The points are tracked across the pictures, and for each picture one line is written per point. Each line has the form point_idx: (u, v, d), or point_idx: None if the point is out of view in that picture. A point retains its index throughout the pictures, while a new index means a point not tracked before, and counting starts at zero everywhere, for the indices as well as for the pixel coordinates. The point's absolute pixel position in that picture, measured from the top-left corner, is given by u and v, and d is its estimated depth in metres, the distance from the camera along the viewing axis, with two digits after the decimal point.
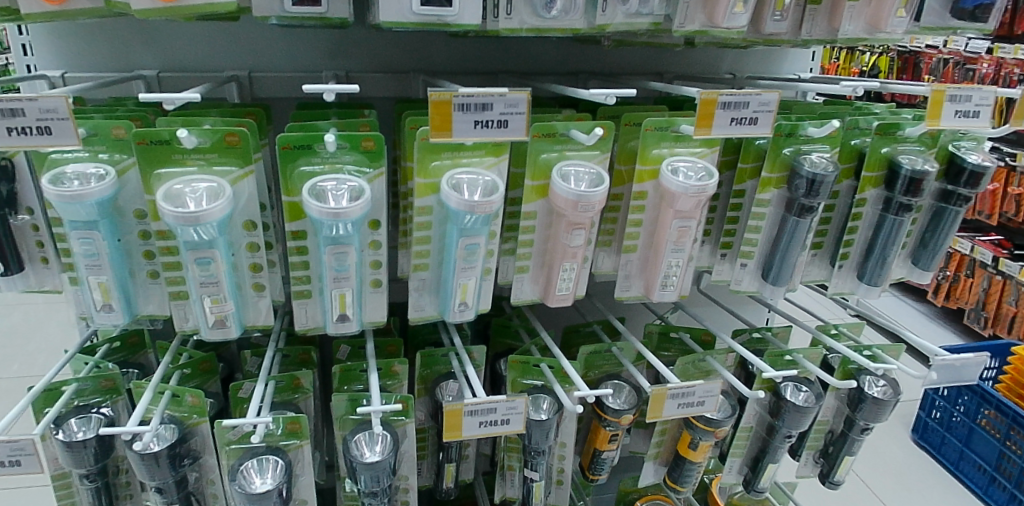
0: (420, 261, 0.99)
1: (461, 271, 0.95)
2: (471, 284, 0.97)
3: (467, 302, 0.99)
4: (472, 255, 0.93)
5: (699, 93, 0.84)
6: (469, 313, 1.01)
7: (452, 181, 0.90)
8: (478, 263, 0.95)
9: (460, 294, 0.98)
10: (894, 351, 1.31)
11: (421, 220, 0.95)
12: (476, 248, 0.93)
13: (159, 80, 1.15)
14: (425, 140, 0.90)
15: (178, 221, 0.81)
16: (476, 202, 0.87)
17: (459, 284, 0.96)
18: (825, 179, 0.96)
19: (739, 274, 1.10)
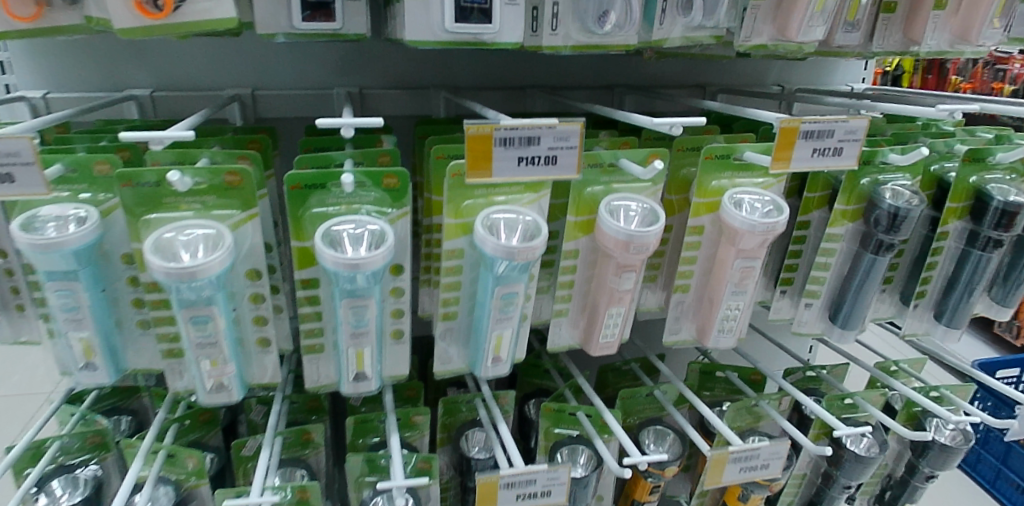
0: (448, 309, 0.87)
1: (496, 322, 0.83)
2: (505, 335, 0.85)
3: (501, 356, 0.87)
4: (508, 305, 0.81)
5: (779, 121, 0.72)
6: (503, 367, 0.89)
7: (486, 222, 0.77)
8: (514, 314, 0.83)
9: (494, 347, 0.86)
10: (963, 393, 1.18)
11: (450, 265, 0.83)
12: (513, 298, 0.81)
13: (153, 100, 1.03)
14: (457, 175, 0.78)
15: (170, 278, 0.69)
16: (516, 248, 0.74)
17: (493, 336, 0.84)
18: (910, 213, 0.84)
19: (802, 314, 0.98)
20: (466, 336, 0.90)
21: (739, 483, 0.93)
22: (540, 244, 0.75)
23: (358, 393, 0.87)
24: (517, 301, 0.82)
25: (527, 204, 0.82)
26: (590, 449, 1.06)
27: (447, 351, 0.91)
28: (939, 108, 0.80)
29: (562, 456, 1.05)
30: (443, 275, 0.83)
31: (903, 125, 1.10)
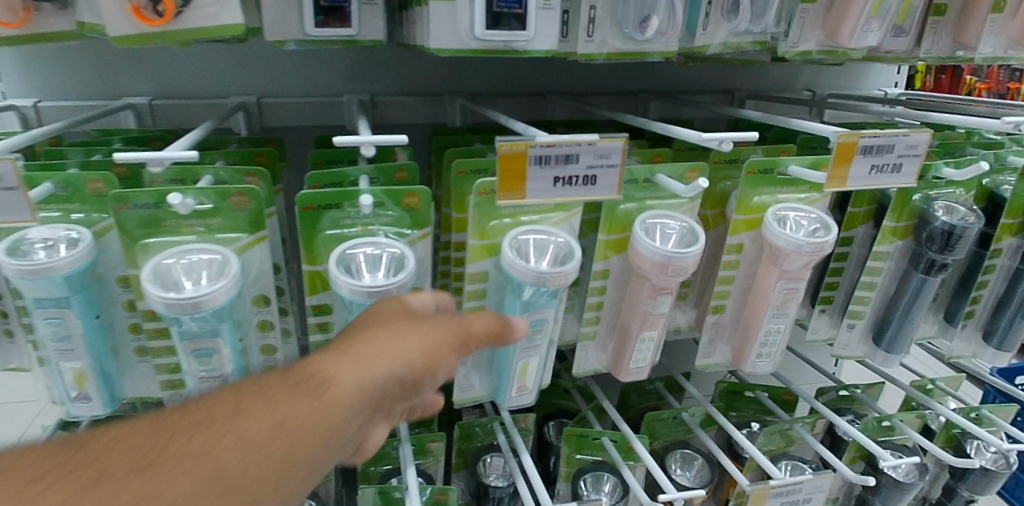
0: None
1: (523, 351, 0.76)
2: (532, 364, 0.78)
3: (526, 385, 0.81)
4: (537, 332, 0.75)
5: (837, 135, 0.71)
6: (528, 396, 0.83)
7: (515, 243, 0.70)
8: (543, 342, 0.77)
9: (520, 376, 0.79)
10: (1005, 414, 1.12)
11: (473, 290, 0.76)
12: (542, 325, 0.74)
13: (152, 109, 0.96)
14: (483, 193, 0.71)
15: (171, 309, 0.62)
16: (550, 273, 0.67)
17: (519, 365, 0.78)
18: (967, 232, 0.78)
19: (845, 336, 0.91)
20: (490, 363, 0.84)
21: None
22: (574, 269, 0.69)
23: None
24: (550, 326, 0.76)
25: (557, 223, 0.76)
26: (615, 477, 0.96)
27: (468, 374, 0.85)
28: (1006, 120, 0.75)
29: (586, 485, 0.95)
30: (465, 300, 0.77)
31: (947, 134, 1.03)
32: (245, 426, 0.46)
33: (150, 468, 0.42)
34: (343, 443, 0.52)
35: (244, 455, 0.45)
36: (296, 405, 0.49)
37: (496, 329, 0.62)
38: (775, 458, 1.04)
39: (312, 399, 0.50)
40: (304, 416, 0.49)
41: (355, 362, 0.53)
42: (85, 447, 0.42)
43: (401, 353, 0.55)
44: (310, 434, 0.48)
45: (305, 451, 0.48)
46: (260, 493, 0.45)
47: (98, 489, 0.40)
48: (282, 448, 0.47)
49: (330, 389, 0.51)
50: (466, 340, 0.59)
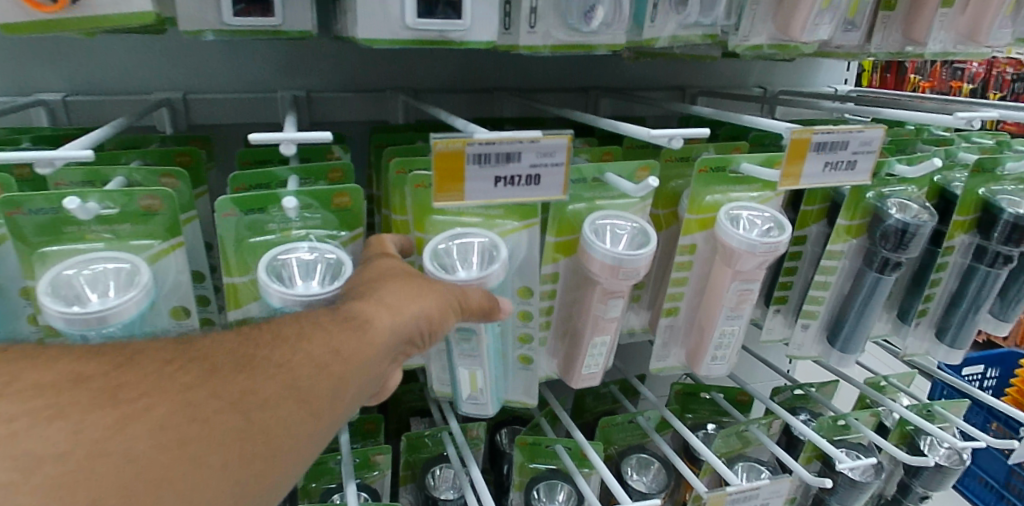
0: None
1: (461, 358, 0.71)
2: (480, 373, 0.72)
3: (479, 394, 0.73)
4: (467, 338, 0.69)
5: (792, 131, 0.69)
6: (484, 410, 0.75)
7: (442, 247, 0.65)
8: (484, 349, 0.70)
9: (469, 385, 0.73)
10: (956, 409, 1.13)
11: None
12: (472, 334, 0.68)
13: (67, 107, 0.89)
14: (420, 187, 0.68)
15: (72, 326, 0.56)
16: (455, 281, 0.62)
17: (463, 373, 0.72)
18: (919, 229, 0.77)
19: (799, 337, 0.90)
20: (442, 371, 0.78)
21: None
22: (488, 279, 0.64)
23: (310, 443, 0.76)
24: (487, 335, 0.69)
25: (516, 231, 0.71)
26: (570, 485, 0.93)
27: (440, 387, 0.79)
28: (959, 115, 0.74)
29: (539, 494, 0.92)
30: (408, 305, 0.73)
31: (897, 131, 1.03)
32: (310, 348, 0.53)
33: (249, 368, 0.50)
34: (382, 375, 0.58)
35: (311, 374, 0.52)
36: (350, 341, 0.54)
37: (486, 303, 0.62)
38: (732, 461, 1.02)
39: (364, 334, 0.56)
40: (357, 349, 0.54)
41: (397, 307, 0.59)
42: (202, 346, 0.51)
43: (431, 302, 0.59)
44: (360, 364, 0.54)
45: (354, 379, 0.54)
46: (323, 403, 0.52)
47: (213, 377, 0.48)
48: (339, 372, 0.53)
49: (377, 328, 0.57)
50: (483, 300, 0.62)
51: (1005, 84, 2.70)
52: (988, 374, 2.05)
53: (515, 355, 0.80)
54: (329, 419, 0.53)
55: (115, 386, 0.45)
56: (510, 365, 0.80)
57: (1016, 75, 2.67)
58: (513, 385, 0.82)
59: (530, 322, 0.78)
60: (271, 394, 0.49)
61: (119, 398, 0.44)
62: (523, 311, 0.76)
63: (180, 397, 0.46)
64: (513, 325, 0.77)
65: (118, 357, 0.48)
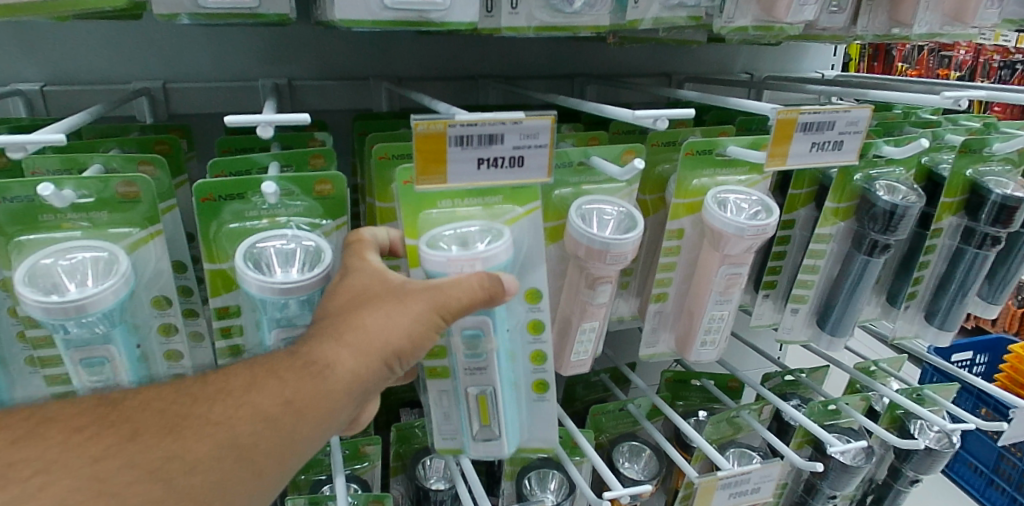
0: (437, 362, 0.66)
1: (466, 377, 0.63)
2: (490, 395, 0.65)
3: (492, 426, 0.66)
4: (474, 348, 0.62)
5: (776, 112, 0.68)
6: (498, 445, 0.68)
7: (443, 235, 0.61)
8: (492, 361, 0.63)
9: (479, 413, 0.65)
10: (946, 393, 1.13)
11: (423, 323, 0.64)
12: (480, 339, 0.61)
13: (45, 96, 0.87)
14: (408, 183, 0.62)
15: (50, 315, 0.54)
16: (451, 257, 0.57)
17: (472, 398, 0.64)
18: (907, 211, 0.77)
19: (789, 321, 0.89)
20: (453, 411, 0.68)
21: None
22: (493, 252, 0.59)
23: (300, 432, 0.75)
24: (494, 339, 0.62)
25: (514, 220, 0.64)
26: (561, 473, 0.92)
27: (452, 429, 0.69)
28: (945, 95, 0.74)
29: (530, 483, 0.91)
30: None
31: (884, 114, 1.03)
32: (257, 400, 0.51)
33: (179, 429, 0.48)
34: (348, 412, 0.55)
35: (255, 429, 0.50)
36: (302, 388, 0.52)
37: (479, 293, 0.55)
38: (723, 447, 1.02)
39: (321, 377, 0.52)
40: (310, 396, 0.52)
41: (359, 339, 0.54)
42: (129, 406, 0.50)
43: (399, 332, 0.55)
44: (315, 411, 0.52)
45: (310, 426, 0.52)
46: (270, 460, 0.50)
47: (133, 444, 0.47)
48: (289, 423, 0.51)
49: (335, 368, 0.53)
50: (466, 308, 0.55)
51: (992, 72, 2.69)
52: (977, 360, 2.06)
53: (529, 380, 0.70)
54: (279, 470, 0.51)
55: (8, 464, 0.45)
56: (522, 391, 0.71)
57: (1003, 63, 2.67)
58: (528, 417, 0.72)
59: (542, 336, 0.68)
60: (207, 454, 0.48)
61: (11, 477, 0.44)
62: (534, 320, 0.67)
63: (88, 472, 0.45)
64: (524, 340, 0.68)
65: (21, 429, 0.48)
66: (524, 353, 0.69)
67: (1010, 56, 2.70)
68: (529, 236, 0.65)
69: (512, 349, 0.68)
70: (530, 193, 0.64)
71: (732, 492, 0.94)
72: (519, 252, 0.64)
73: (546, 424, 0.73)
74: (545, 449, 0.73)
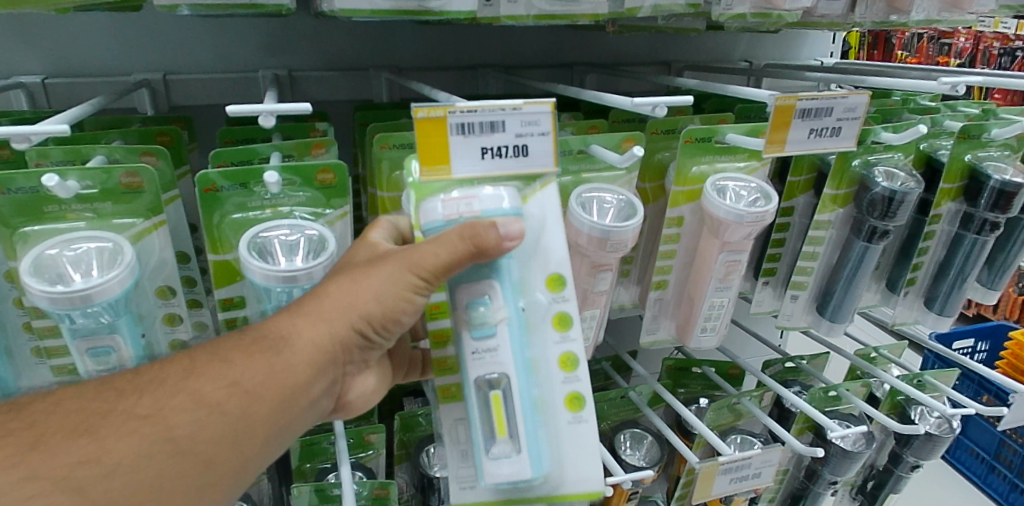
0: (449, 380, 0.60)
1: (473, 364, 0.53)
2: (504, 390, 0.54)
3: (514, 436, 0.54)
4: (483, 321, 0.53)
5: (775, 98, 0.69)
6: (520, 466, 0.54)
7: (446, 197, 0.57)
8: (503, 338, 0.53)
9: (495, 419, 0.54)
10: (946, 378, 1.13)
11: (432, 328, 0.60)
12: (487, 309, 0.53)
13: (46, 89, 0.88)
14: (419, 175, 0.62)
15: (56, 305, 0.54)
16: (444, 200, 0.55)
17: (485, 397, 0.54)
18: (906, 197, 0.77)
19: (789, 308, 0.89)
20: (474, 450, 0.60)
21: (728, 493, 0.97)
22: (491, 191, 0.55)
23: None
24: (505, 309, 0.54)
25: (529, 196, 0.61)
26: None
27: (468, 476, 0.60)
28: (943, 80, 0.74)
29: None
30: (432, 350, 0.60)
31: (883, 101, 1.03)
32: (199, 387, 0.51)
33: (93, 430, 0.48)
34: (309, 391, 0.55)
35: (196, 416, 0.50)
36: (252, 369, 0.53)
37: (458, 247, 0.51)
38: (725, 433, 1.03)
39: (271, 355, 0.53)
40: (258, 376, 0.53)
41: (322, 310, 0.55)
42: (36, 410, 0.50)
43: (365, 299, 0.55)
44: (264, 392, 0.53)
45: (262, 408, 0.53)
46: (217, 447, 0.51)
47: (35, 454, 0.46)
48: (236, 406, 0.52)
49: (287, 345, 0.54)
50: (446, 267, 0.52)
51: (992, 59, 2.66)
52: (978, 348, 2.07)
53: (560, 395, 0.59)
54: (229, 461, 0.52)
55: None
56: (551, 410, 0.59)
57: (1003, 50, 2.66)
58: (565, 443, 0.59)
59: (571, 333, 0.60)
60: (140, 448, 0.48)
61: None
62: (560, 314, 0.60)
63: None
64: (550, 341, 0.59)
65: None
66: (551, 357, 0.59)
67: (1009, 43, 2.68)
68: (541, 214, 0.60)
69: (537, 353, 0.59)
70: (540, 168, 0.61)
71: (733, 479, 0.95)
72: (537, 233, 0.59)
73: (587, 454, 0.60)
74: (593, 493, 0.59)
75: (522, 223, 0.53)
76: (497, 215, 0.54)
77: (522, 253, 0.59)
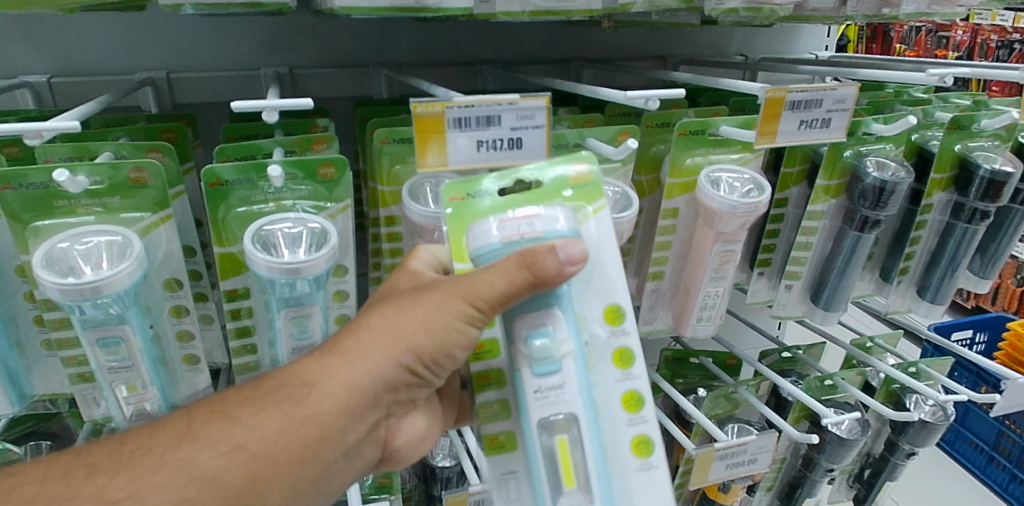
0: (499, 430, 0.58)
1: (536, 404, 0.51)
2: (570, 433, 0.51)
3: (580, 477, 0.52)
4: (547, 356, 0.50)
5: (765, 91, 0.70)
6: None
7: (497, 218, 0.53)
8: (567, 372, 0.51)
9: (561, 465, 0.51)
10: (941, 367, 1.15)
11: (477, 369, 0.58)
12: (551, 342, 0.51)
13: (52, 88, 0.90)
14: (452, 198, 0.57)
15: (68, 296, 0.56)
16: (501, 220, 0.52)
17: (551, 441, 0.51)
18: (896, 187, 0.79)
19: (783, 297, 0.91)
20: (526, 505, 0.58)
21: (725, 479, 0.99)
22: (550, 213, 0.53)
23: None
24: (569, 344, 0.52)
25: (583, 220, 0.57)
26: None
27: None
28: (931, 72, 0.75)
29: None
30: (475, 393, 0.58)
31: (876, 94, 1.05)
32: (195, 455, 0.51)
33: None
34: (325, 449, 0.54)
35: (186, 491, 0.49)
36: (261, 432, 0.52)
37: (511, 277, 0.49)
38: (722, 422, 1.05)
39: (284, 412, 0.53)
40: (264, 439, 0.52)
41: (350, 358, 0.54)
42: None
43: (396, 340, 0.54)
44: (271, 455, 0.52)
45: (270, 473, 0.52)
46: None
47: None
48: (235, 476, 0.51)
49: (306, 397, 0.53)
50: (501, 297, 0.50)
51: (989, 51, 2.65)
52: (977, 339, 2.08)
53: (627, 439, 0.56)
54: None
55: None
56: (618, 454, 0.56)
57: (1001, 42, 2.67)
58: (628, 490, 0.56)
59: (633, 372, 0.57)
60: None
61: None
62: (622, 349, 0.57)
63: None
64: (611, 378, 0.57)
65: None
66: (615, 396, 0.57)
67: (1007, 36, 2.69)
68: (597, 239, 0.57)
69: (600, 395, 0.56)
70: (597, 191, 0.58)
71: (729, 465, 0.97)
72: (597, 262, 0.57)
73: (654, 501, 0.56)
74: None
75: (581, 244, 0.52)
76: (557, 236, 0.52)
77: (578, 282, 0.56)
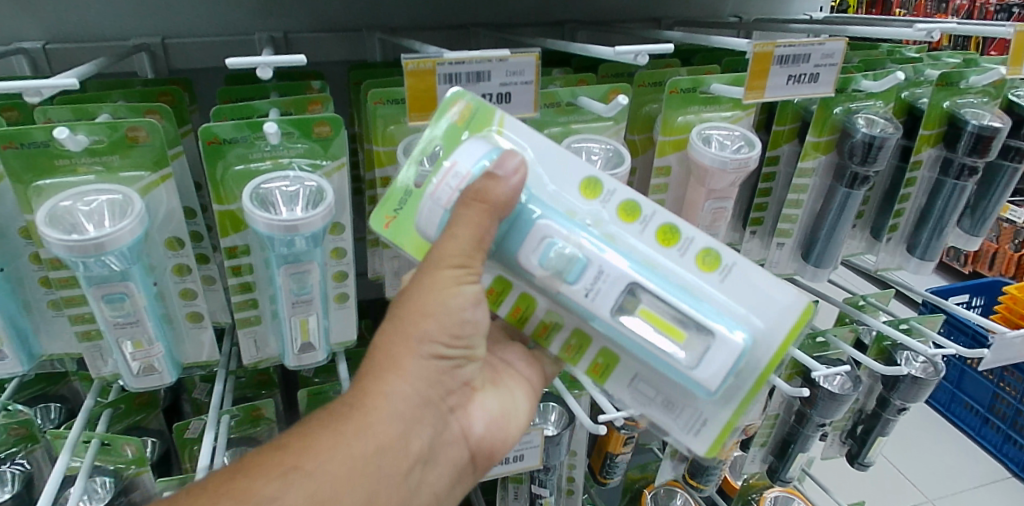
0: (588, 360, 0.60)
1: (594, 302, 0.52)
2: (646, 303, 0.52)
3: (688, 332, 0.51)
4: (568, 260, 0.52)
5: (753, 46, 0.71)
6: (723, 345, 0.50)
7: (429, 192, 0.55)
8: (593, 257, 0.52)
9: (661, 330, 0.52)
10: (931, 324, 1.17)
11: (536, 326, 0.60)
12: (560, 244, 0.52)
13: (47, 54, 0.90)
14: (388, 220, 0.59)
15: (72, 253, 0.58)
16: (431, 193, 0.54)
17: (636, 323, 0.52)
18: (885, 142, 0.80)
19: (775, 255, 0.92)
20: (672, 393, 0.58)
21: None
22: (462, 154, 0.54)
23: (304, 367, 0.76)
24: (575, 235, 0.53)
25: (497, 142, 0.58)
26: (561, 406, 0.96)
27: (695, 417, 0.58)
28: (918, 27, 0.76)
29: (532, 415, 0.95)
30: (545, 346, 0.61)
31: (869, 52, 1.05)
32: (251, 485, 0.48)
33: None
34: (390, 456, 0.52)
35: None
36: (316, 452, 0.50)
37: (480, 203, 0.50)
38: None
39: (333, 430, 0.51)
40: (319, 458, 0.50)
41: (382, 367, 0.54)
42: None
43: (419, 333, 0.54)
44: (333, 469, 0.50)
45: (336, 489, 0.49)
46: None
47: None
48: (300, 497, 0.48)
49: (352, 413, 0.52)
50: (477, 242, 0.52)
51: (988, 16, 2.67)
52: (973, 303, 2.11)
53: (695, 264, 0.56)
54: None
55: None
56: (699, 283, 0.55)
57: (1000, 7, 2.65)
58: (736, 299, 0.55)
59: (647, 213, 0.57)
60: None
61: None
62: (623, 204, 0.57)
63: None
64: (637, 234, 0.56)
65: None
66: (653, 245, 0.56)
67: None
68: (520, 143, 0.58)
69: (641, 255, 0.55)
70: (482, 112, 0.59)
71: None
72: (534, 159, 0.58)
73: (763, 291, 0.55)
74: (807, 307, 0.54)
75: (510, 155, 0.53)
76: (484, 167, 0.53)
77: (536, 186, 0.56)
